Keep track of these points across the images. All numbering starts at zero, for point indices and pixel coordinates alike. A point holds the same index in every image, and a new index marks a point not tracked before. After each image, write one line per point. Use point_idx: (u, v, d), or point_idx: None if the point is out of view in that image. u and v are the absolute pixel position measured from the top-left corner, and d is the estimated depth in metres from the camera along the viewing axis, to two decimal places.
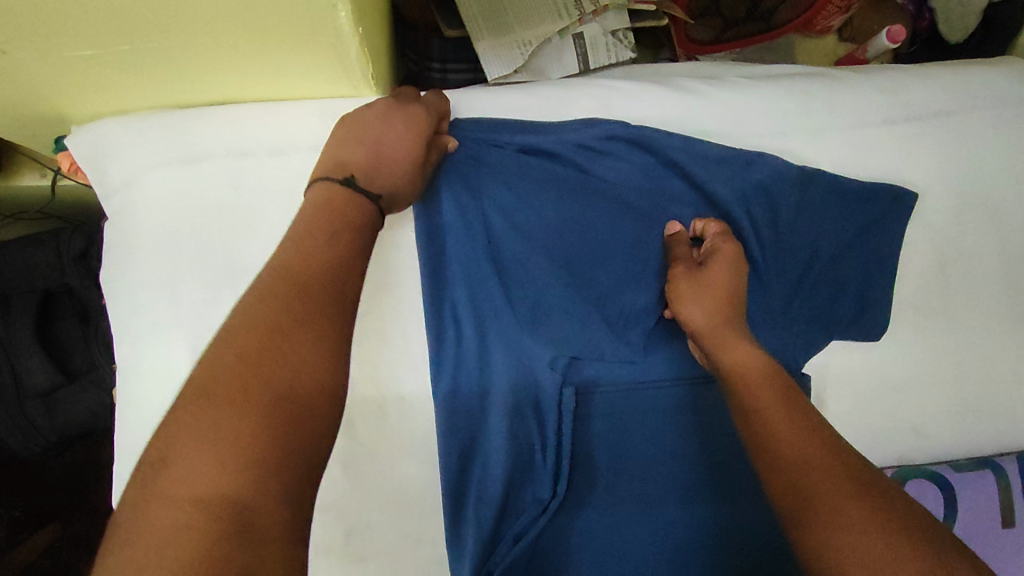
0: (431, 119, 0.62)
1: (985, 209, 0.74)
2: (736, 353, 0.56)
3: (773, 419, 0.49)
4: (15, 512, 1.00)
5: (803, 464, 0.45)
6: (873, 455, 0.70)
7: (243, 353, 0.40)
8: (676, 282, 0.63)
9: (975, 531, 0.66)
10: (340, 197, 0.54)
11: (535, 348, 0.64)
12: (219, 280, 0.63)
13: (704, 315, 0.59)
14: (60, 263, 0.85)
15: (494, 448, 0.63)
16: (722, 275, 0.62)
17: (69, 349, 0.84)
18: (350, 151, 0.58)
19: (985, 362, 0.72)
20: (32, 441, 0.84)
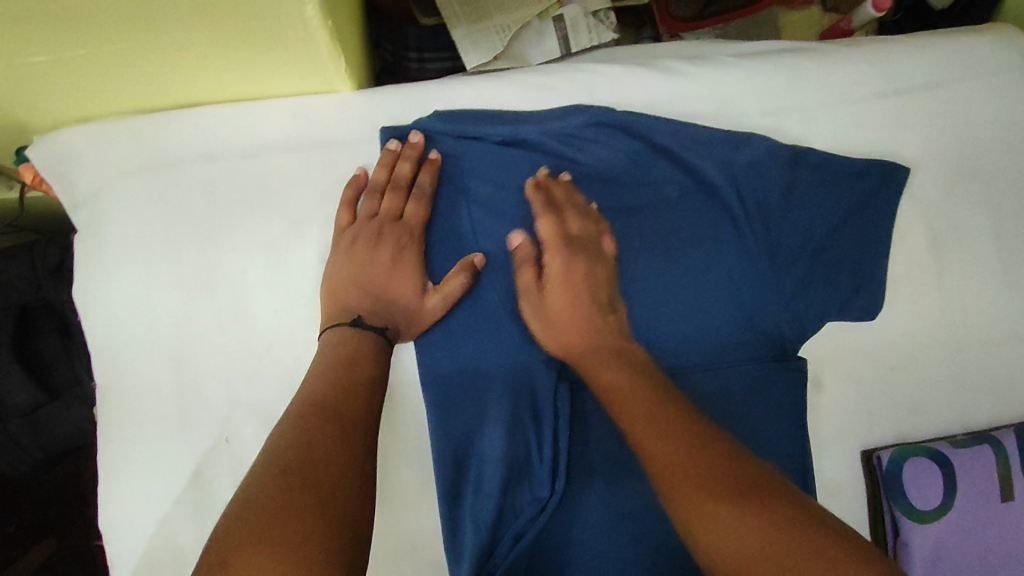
0: (421, 223, 0.63)
1: (978, 180, 0.73)
2: (607, 373, 0.55)
3: (638, 407, 0.51)
4: (8, 528, 0.98)
5: (665, 441, 0.48)
6: (872, 435, 0.70)
7: (281, 470, 0.44)
8: (552, 283, 0.61)
9: (976, 508, 0.66)
10: (353, 339, 0.57)
11: (528, 349, 0.64)
12: (197, 289, 0.61)
13: (581, 325, 0.59)
14: (34, 278, 0.83)
15: (491, 451, 0.61)
16: (557, 280, 0.61)
17: (51, 366, 0.83)
18: (355, 288, 0.60)
19: (982, 336, 0.71)
20: (20, 459, 0.84)
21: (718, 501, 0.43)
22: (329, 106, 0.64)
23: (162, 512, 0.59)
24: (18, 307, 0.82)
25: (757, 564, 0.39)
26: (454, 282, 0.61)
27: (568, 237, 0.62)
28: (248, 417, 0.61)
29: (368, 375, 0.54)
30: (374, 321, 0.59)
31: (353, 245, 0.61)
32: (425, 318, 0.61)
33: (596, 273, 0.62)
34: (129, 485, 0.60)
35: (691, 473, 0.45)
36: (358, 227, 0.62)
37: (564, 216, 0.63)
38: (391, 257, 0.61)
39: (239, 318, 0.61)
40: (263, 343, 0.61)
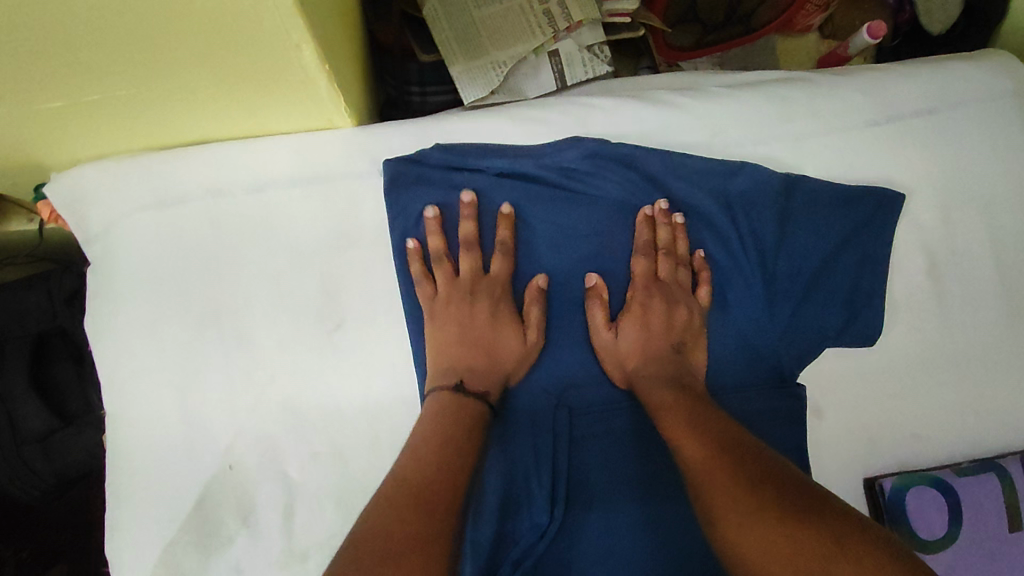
0: (507, 270, 0.66)
1: (977, 204, 0.73)
2: (660, 395, 0.62)
3: (676, 424, 0.58)
4: (21, 553, 1.00)
5: (700, 459, 0.54)
6: (875, 463, 0.69)
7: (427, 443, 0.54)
8: (653, 310, 0.66)
9: (983, 536, 0.65)
10: (454, 404, 0.59)
11: (531, 375, 0.66)
12: (204, 320, 0.63)
13: (642, 356, 0.65)
14: (51, 306, 0.91)
15: (490, 478, 0.62)
16: (679, 317, 0.67)
17: (65, 393, 0.90)
18: (460, 347, 0.63)
19: (983, 359, 0.71)
20: (32, 484, 0.90)
21: (736, 505, 0.49)
22: (328, 142, 0.65)
23: (167, 541, 0.60)
24: (35, 334, 0.90)
25: (772, 557, 0.45)
26: (535, 311, 0.66)
27: (659, 279, 0.68)
28: (252, 445, 0.62)
29: (471, 420, 0.58)
30: (475, 387, 0.61)
31: (446, 307, 0.64)
32: (529, 354, 0.65)
33: (681, 316, 0.67)
34: (134, 515, 0.61)
35: (717, 481, 0.51)
36: (446, 290, 0.65)
37: (661, 259, 0.68)
38: (488, 311, 0.65)
39: (244, 348, 0.63)
40: (268, 373, 0.63)
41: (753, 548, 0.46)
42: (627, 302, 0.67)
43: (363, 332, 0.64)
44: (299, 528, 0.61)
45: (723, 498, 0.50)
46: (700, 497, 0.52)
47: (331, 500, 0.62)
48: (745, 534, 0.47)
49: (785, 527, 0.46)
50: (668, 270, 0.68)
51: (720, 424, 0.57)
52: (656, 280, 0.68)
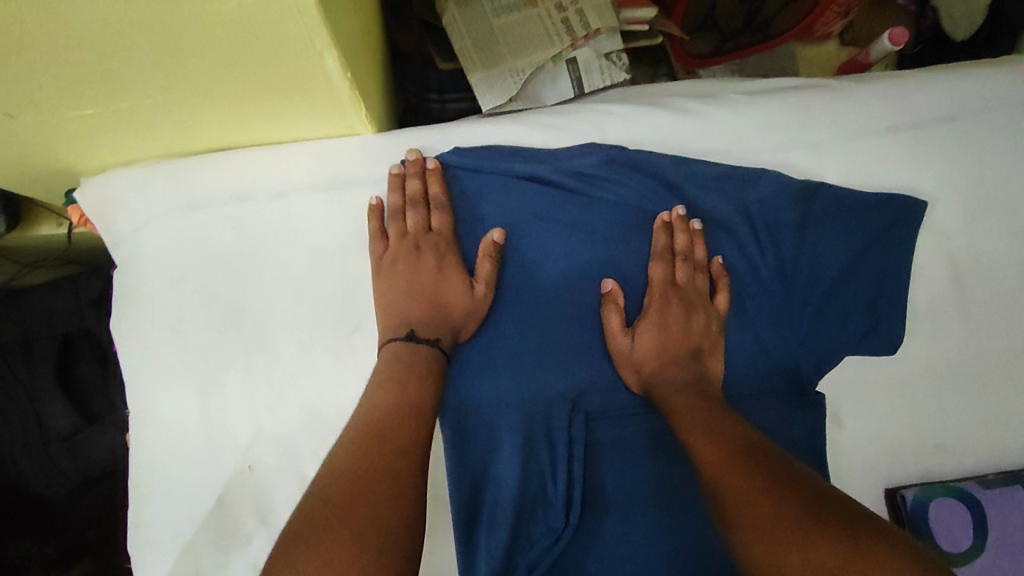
0: (446, 219, 0.66)
1: (1002, 211, 0.72)
2: (676, 399, 0.62)
3: (695, 430, 0.58)
4: (48, 549, 1.03)
5: (720, 466, 0.54)
6: (897, 473, 0.68)
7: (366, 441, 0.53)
8: (670, 313, 0.66)
9: (1012, 550, 0.63)
10: (406, 355, 0.60)
11: (546, 379, 0.65)
12: (224, 321, 0.64)
13: (657, 360, 0.65)
14: (79, 306, 0.97)
15: (505, 480, 0.62)
16: (695, 323, 0.66)
17: (89, 394, 0.95)
18: (407, 303, 0.63)
19: (1009, 369, 0.70)
20: (57, 482, 0.95)
21: (755, 509, 0.49)
22: (347, 149, 0.66)
23: (185, 541, 0.61)
24: (62, 335, 0.96)
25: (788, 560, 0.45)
26: (484, 265, 0.65)
27: (676, 283, 0.67)
28: (270, 445, 0.62)
29: (423, 373, 0.59)
30: (425, 337, 0.62)
31: (394, 265, 0.64)
32: (478, 306, 0.65)
33: (698, 323, 0.66)
34: (155, 511, 0.62)
35: (736, 487, 0.51)
36: (393, 248, 0.65)
37: (678, 264, 0.67)
38: (434, 265, 0.65)
39: (263, 349, 0.63)
40: (285, 375, 0.63)
41: (770, 553, 0.46)
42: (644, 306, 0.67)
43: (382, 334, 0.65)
44: None
45: (739, 497, 0.50)
46: (718, 503, 0.52)
47: None
48: (762, 540, 0.47)
49: (804, 532, 0.45)
50: (685, 274, 0.67)
51: (743, 430, 0.57)
52: (673, 283, 0.67)
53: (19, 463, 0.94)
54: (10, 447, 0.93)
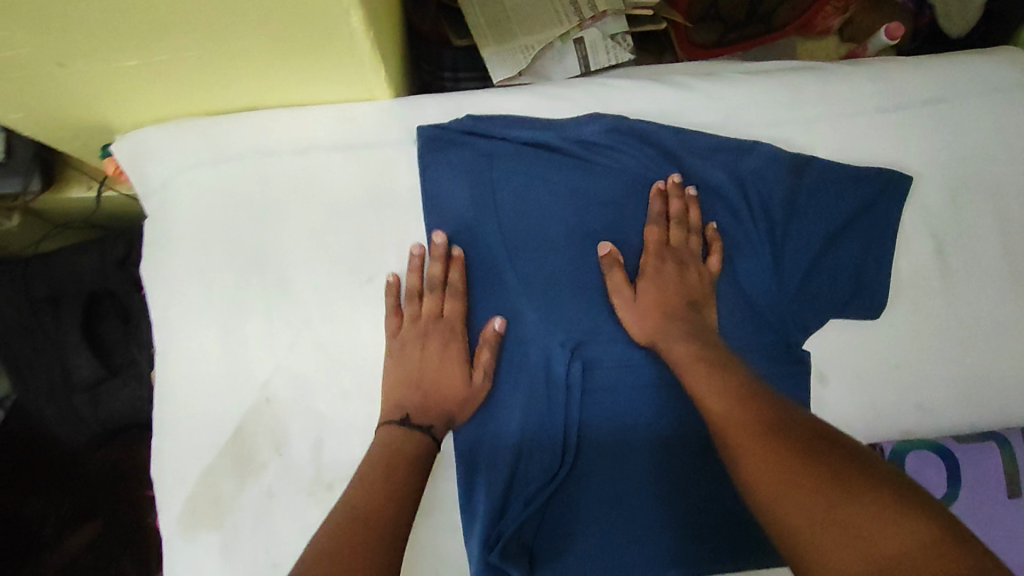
0: (457, 335, 0.69)
1: (984, 190, 0.76)
2: (677, 352, 0.64)
3: (701, 385, 0.60)
4: (63, 507, 1.10)
5: (728, 417, 0.56)
6: (876, 430, 0.72)
7: (348, 521, 0.54)
8: (666, 270, 0.70)
9: (982, 501, 0.67)
10: (400, 436, 0.63)
11: (546, 331, 0.69)
12: (248, 267, 0.69)
13: (660, 314, 0.68)
14: (104, 268, 1.03)
15: (508, 422, 0.68)
16: (689, 280, 0.70)
17: (111, 347, 1.02)
18: (407, 389, 0.66)
19: (986, 338, 0.74)
20: (80, 429, 1.03)
21: (764, 457, 0.51)
22: (366, 113, 0.71)
23: (206, 464, 0.66)
24: (88, 293, 1.02)
25: (802, 502, 0.47)
26: (483, 356, 0.68)
27: (670, 244, 0.71)
28: (287, 380, 0.68)
29: (413, 452, 0.62)
30: (421, 420, 0.65)
31: (404, 343, 0.67)
32: (475, 394, 0.67)
33: (692, 279, 0.70)
34: (179, 437, 0.67)
35: (746, 436, 0.53)
36: (405, 329, 0.68)
37: (672, 226, 0.71)
38: (438, 349, 0.68)
39: (283, 293, 0.68)
40: (302, 318, 0.68)
41: (784, 500, 0.48)
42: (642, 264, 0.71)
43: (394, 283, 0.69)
44: (330, 458, 0.67)
45: (750, 452, 0.52)
46: (730, 456, 0.54)
47: (357, 433, 0.68)
48: (776, 487, 0.49)
49: (813, 475, 0.47)
50: (679, 237, 0.71)
51: (751, 385, 0.59)
52: (667, 244, 0.71)
53: (48, 412, 1.02)
54: (40, 397, 1.01)
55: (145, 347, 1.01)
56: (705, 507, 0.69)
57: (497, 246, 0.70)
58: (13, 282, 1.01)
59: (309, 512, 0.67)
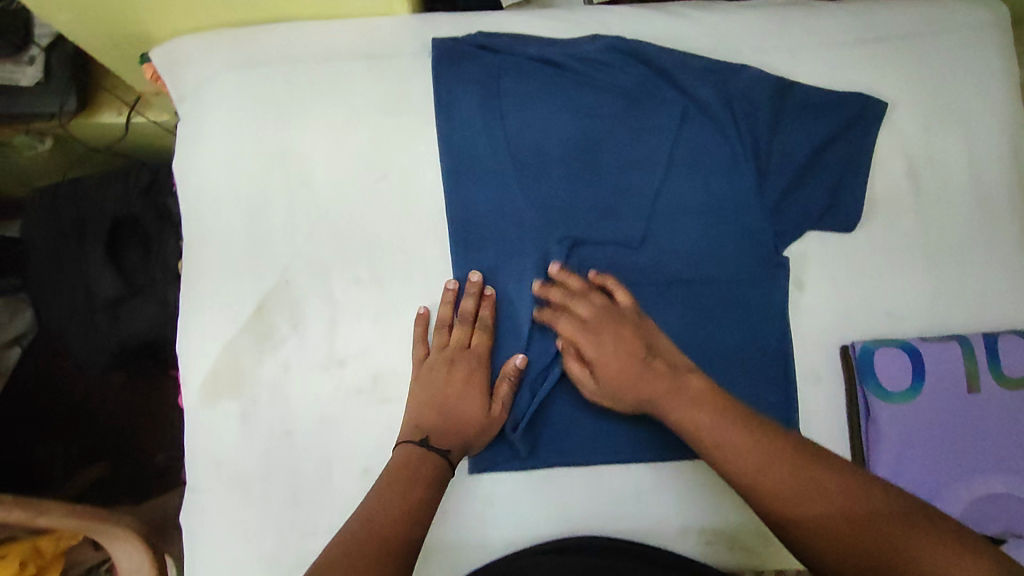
0: (484, 341, 0.72)
1: (956, 117, 0.81)
2: (656, 386, 0.64)
3: (629, 361, 0.65)
4: (72, 449, 1.16)
5: (686, 442, 0.61)
6: (849, 333, 0.77)
7: (366, 533, 0.56)
8: (596, 344, 0.67)
9: (941, 393, 0.73)
10: (418, 458, 0.64)
11: (545, 229, 0.75)
12: (273, 162, 0.74)
13: (626, 367, 0.65)
14: (128, 196, 1.06)
15: (513, 310, 0.74)
16: (607, 322, 0.67)
17: (133, 270, 1.04)
18: (429, 410, 0.68)
19: (955, 253, 0.79)
20: (100, 349, 1.03)
21: (742, 445, 0.57)
22: (389, 28, 0.78)
23: (229, 340, 0.72)
24: (111, 220, 1.05)
25: (781, 483, 0.55)
26: (503, 387, 0.71)
27: (585, 323, 0.68)
28: (305, 266, 0.73)
29: (432, 475, 0.63)
30: (440, 444, 0.66)
31: (430, 370, 0.70)
32: (491, 426, 0.70)
33: (631, 330, 0.67)
34: (204, 316, 0.73)
35: (718, 425, 0.59)
36: (434, 355, 0.71)
37: (575, 306, 0.69)
38: (463, 379, 0.70)
39: (304, 189, 0.74)
40: (321, 210, 0.74)
41: (772, 481, 0.55)
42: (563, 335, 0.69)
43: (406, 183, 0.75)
44: (342, 337, 0.73)
45: (773, 484, 0.55)
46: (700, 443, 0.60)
47: (369, 317, 0.74)
48: (761, 469, 0.56)
49: (787, 456, 0.56)
50: (589, 309, 0.68)
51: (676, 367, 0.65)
52: (578, 313, 0.68)
53: (70, 333, 1.04)
54: (64, 318, 1.05)
55: (168, 266, 1.04)
56: None
57: (502, 152, 0.75)
58: (46, 203, 1.07)
59: (322, 385, 0.73)
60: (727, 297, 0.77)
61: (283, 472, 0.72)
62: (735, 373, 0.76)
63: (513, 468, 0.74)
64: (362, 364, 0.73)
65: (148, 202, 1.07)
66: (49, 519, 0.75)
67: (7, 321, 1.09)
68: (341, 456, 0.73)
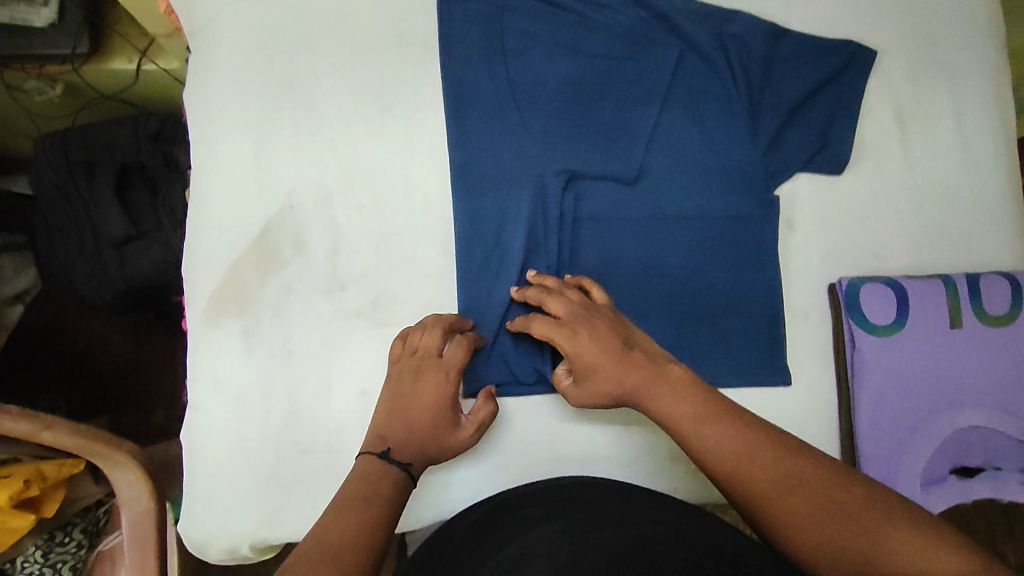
0: (456, 355, 0.70)
1: (942, 67, 0.84)
2: (628, 377, 0.63)
3: (613, 357, 0.64)
4: (72, 402, 1.19)
5: (672, 425, 0.60)
6: (836, 271, 0.80)
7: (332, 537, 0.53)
8: (569, 337, 0.66)
9: (923, 326, 0.76)
10: (375, 471, 0.61)
11: (544, 162, 0.77)
12: (280, 91, 0.77)
13: (600, 359, 0.65)
14: (137, 141, 1.09)
15: (512, 240, 0.76)
16: (583, 316, 0.67)
17: (140, 212, 1.07)
18: (393, 420, 0.66)
19: (940, 197, 0.81)
20: (106, 288, 1.07)
21: (724, 432, 0.57)
22: None
23: (233, 260, 0.74)
24: (120, 163, 1.08)
25: (763, 467, 0.54)
26: (479, 411, 0.70)
27: (559, 317, 0.68)
28: (310, 191, 0.76)
29: (393, 486, 0.61)
30: (400, 457, 0.64)
31: (398, 377, 0.69)
32: (455, 443, 0.68)
33: (606, 324, 0.66)
34: (209, 237, 0.75)
35: (700, 413, 0.59)
36: (404, 361, 0.70)
37: (551, 301, 0.69)
38: (429, 392, 0.68)
39: (310, 116, 0.76)
40: (326, 137, 0.76)
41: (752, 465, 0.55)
42: (540, 332, 0.68)
43: (410, 115, 0.78)
44: (344, 261, 0.76)
45: (750, 469, 0.54)
46: (684, 433, 0.59)
47: (371, 242, 0.76)
48: (742, 456, 0.55)
49: (768, 445, 0.56)
50: (563, 305, 0.68)
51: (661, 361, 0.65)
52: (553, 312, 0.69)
53: (75, 270, 1.08)
54: (71, 255, 1.08)
55: (174, 212, 1.07)
56: (682, 325, 0.77)
57: (502, 85, 0.78)
58: (54, 145, 1.08)
59: (324, 307, 0.75)
60: (719, 235, 0.79)
61: (283, 391, 0.74)
62: (726, 306, 0.78)
63: (510, 394, 0.76)
64: (363, 287, 0.76)
65: (155, 149, 1.09)
66: (54, 435, 0.75)
67: (11, 276, 1.14)
68: (341, 376, 0.75)
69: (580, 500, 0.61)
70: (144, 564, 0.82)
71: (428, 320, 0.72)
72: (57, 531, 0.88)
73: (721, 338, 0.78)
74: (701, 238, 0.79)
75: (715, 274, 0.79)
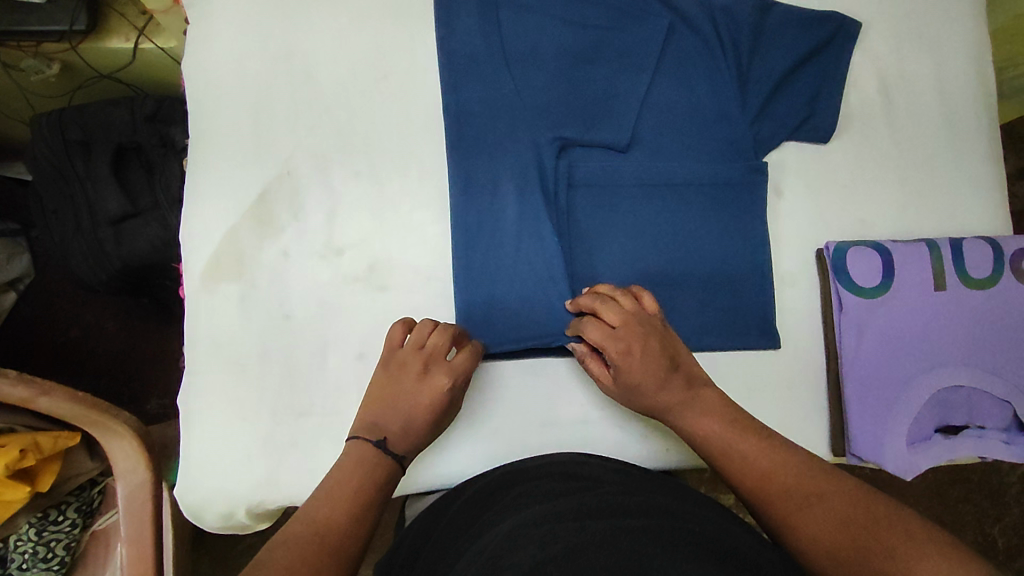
0: (467, 366, 0.71)
1: (925, 40, 0.86)
2: (667, 397, 0.69)
3: (658, 375, 0.68)
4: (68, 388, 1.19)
5: (705, 442, 0.66)
6: (823, 237, 0.82)
7: (319, 524, 0.58)
8: (621, 350, 0.68)
9: (909, 289, 0.78)
10: (371, 458, 0.64)
11: (538, 129, 0.78)
12: (278, 59, 0.78)
13: (647, 375, 0.68)
14: (133, 121, 1.07)
15: (507, 205, 0.77)
16: (637, 331, 0.69)
17: (137, 190, 1.06)
18: (391, 411, 0.68)
19: (924, 165, 0.84)
20: (102, 266, 1.07)
21: (754, 448, 0.63)
22: None
23: (232, 224, 0.75)
24: (116, 144, 1.06)
25: (786, 481, 0.60)
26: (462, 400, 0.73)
27: (613, 327, 0.70)
28: (307, 157, 0.77)
29: (383, 473, 0.64)
30: (397, 448, 0.67)
31: (401, 370, 0.70)
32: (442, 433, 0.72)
33: (657, 343, 0.69)
34: (205, 203, 0.75)
35: (727, 431, 0.66)
36: (409, 354, 0.70)
37: (604, 312, 0.70)
38: (434, 392, 0.69)
39: (306, 84, 0.78)
40: (323, 105, 0.78)
41: (778, 479, 0.60)
42: (593, 342, 0.70)
43: (406, 85, 0.79)
44: (341, 226, 0.76)
45: (774, 482, 0.60)
46: (714, 451, 0.65)
47: (368, 208, 0.77)
48: (769, 470, 0.61)
49: (792, 463, 0.61)
50: (617, 317, 0.70)
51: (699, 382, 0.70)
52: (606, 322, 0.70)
53: (72, 247, 1.08)
54: (68, 234, 1.08)
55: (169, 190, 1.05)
56: (673, 288, 0.79)
57: (497, 54, 0.79)
58: (49, 124, 1.06)
59: (321, 271, 0.76)
60: (710, 201, 0.80)
61: (280, 355, 0.74)
62: (717, 271, 0.80)
63: (504, 358, 0.77)
64: (361, 252, 0.76)
65: (152, 129, 1.07)
66: (50, 401, 0.72)
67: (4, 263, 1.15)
68: (336, 339, 0.76)
69: (582, 477, 0.63)
70: (143, 547, 0.77)
71: (443, 327, 0.72)
72: (51, 509, 0.83)
73: (713, 303, 0.79)
74: (692, 205, 0.80)
75: (706, 240, 0.80)
